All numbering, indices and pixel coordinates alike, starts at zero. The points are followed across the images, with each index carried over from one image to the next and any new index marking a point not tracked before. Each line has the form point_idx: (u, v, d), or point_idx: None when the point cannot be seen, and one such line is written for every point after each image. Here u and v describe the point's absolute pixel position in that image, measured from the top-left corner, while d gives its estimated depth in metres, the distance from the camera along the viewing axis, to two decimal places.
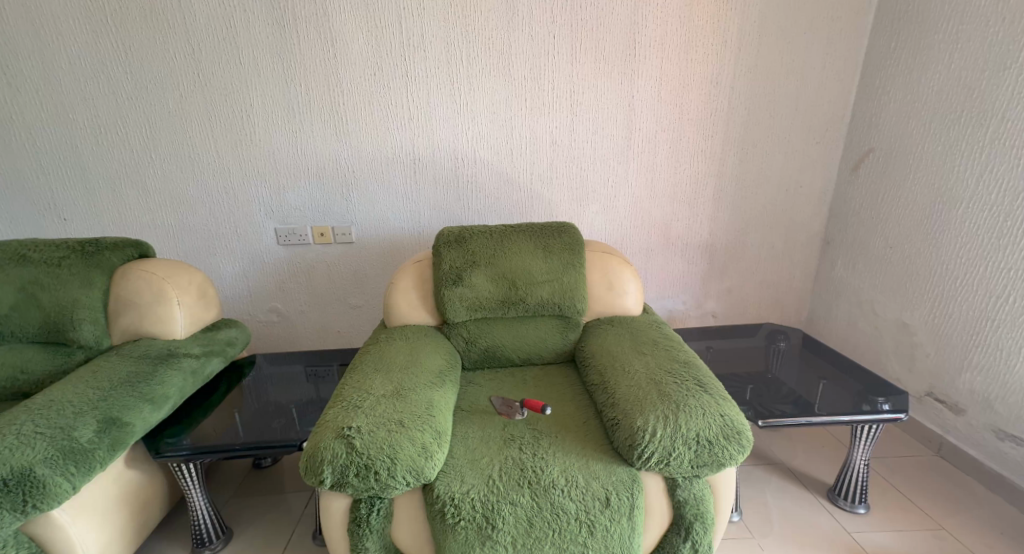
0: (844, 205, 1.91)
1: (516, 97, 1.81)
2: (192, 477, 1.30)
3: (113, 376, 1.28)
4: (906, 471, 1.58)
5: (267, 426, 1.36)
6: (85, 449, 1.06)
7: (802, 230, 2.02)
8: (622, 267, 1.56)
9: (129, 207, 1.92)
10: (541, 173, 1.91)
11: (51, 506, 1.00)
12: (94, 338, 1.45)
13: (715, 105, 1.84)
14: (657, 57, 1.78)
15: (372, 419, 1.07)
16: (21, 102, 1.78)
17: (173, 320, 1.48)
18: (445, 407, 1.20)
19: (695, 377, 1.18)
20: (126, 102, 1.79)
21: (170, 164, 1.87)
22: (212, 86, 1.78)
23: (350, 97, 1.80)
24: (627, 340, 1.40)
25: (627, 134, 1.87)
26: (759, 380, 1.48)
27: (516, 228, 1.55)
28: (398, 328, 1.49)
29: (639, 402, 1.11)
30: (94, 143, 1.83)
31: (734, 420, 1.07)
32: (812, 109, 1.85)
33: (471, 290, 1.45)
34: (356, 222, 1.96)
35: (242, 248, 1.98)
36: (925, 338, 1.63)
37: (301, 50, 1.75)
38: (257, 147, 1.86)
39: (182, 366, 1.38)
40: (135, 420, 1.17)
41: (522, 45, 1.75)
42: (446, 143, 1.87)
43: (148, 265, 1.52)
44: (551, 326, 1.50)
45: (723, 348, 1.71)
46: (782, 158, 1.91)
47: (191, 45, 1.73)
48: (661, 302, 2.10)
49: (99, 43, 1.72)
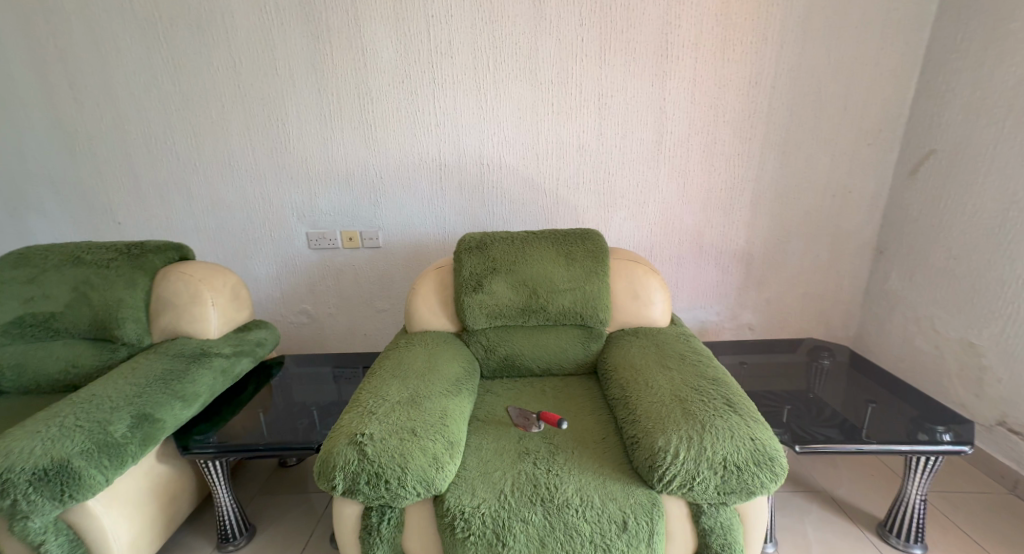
0: (900, 212, 1.76)
1: (543, 102, 1.78)
2: (218, 475, 1.33)
3: (150, 372, 1.33)
4: (971, 509, 1.42)
5: (290, 427, 1.38)
6: (118, 442, 1.10)
7: (849, 238, 1.88)
8: (648, 275, 1.49)
9: (175, 212, 2.02)
10: (567, 179, 1.87)
11: (86, 496, 1.03)
12: (137, 335, 1.51)
13: (755, 106, 1.74)
14: (691, 57, 1.70)
15: (386, 426, 1.06)
16: (84, 113, 1.91)
17: (208, 321, 1.54)
18: (460, 416, 1.18)
19: (722, 393, 1.11)
20: (174, 111, 1.88)
21: (212, 170, 1.95)
22: (251, 95, 1.85)
23: (379, 103, 1.83)
24: (652, 353, 1.34)
25: (657, 137, 1.79)
26: (798, 400, 1.38)
27: (540, 236, 1.52)
28: (418, 334, 1.49)
29: (660, 420, 1.05)
30: (147, 151, 1.94)
31: (766, 444, 0.98)
32: (862, 109, 1.72)
33: (491, 297, 1.43)
34: (384, 226, 1.99)
35: (276, 252, 2.05)
36: (996, 360, 1.46)
37: (333, 59, 1.79)
38: (290, 153, 1.91)
39: (213, 365, 1.43)
40: (167, 416, 1.21)
41: (549, 49, 1.72)
42: (472, 148, 1.86)
43: (186, 268, 1.59)
44: (572, 336, 1.46)
45: (758, 364, 1.61)
46: (828, 160, 1.79)
47: (233, 57, 1.81)
48: (692, 312, 2.01)
49: (151, 57, 1.83)
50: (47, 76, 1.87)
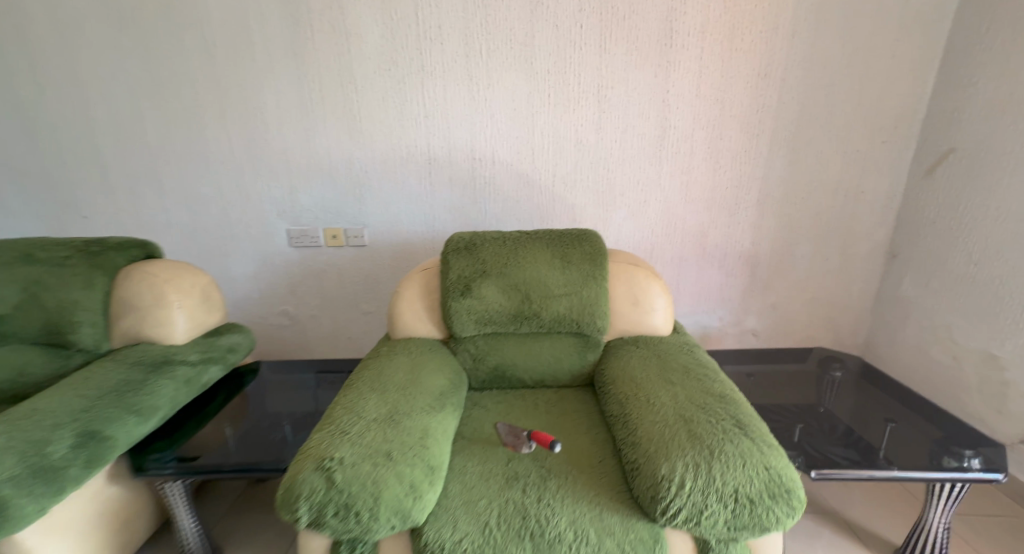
0: (915, 214, 1.66)
1: (539, 93, 1.67)
2: (179, 497, 1.22)
3: (104, 383, 1.21)
4: (991, 534, 1.33)
5: (260, 444, 1.27)
6: (57, 466, 0.97)
7: (860, 241, 1.78)
8: (649, 280, 1.38)
9: (147, 207, 1.89)
10: (564, 175, 1.76)
11: (14, 530, 0.89)
12: (94, 341, 1.39)
13: (763, 100, 1.64)
14: (697, 46, 1.60)
15: (359, 449, 0.95)
16: (47, 100, 1.78)
17: (173, 325, 1.43)
18: (443, 435, 1.07)
19: (730, 413, 1.01)
20: (144, 98, 1.76)
21: (186, 162, 1.83)
22: (227, 83, 1.73)
23: (365, 92, 1.71)
24: (654, 365, 1.24)
25: (660, 132, 1.69)
26: (808, 416, 1.30)
27: (534, 236, 1.41)
28: (401, 342, 1.39)
29: (664, 444, 0.94)
30: (115, 141, 1.82)
31: (783, 474, 0.88)
32: (877, 104, 1.62)
33: (480, 302, 1.33)
34: (370, 224, 1.88)
35: (256, 249, 1.93)
36: (1020, 375, 1.37)
37: (314, 45, 1.67)
38: (269, 145, 1.79)
39: (176, 375, 1.31)
40: (118, 434, 1.09)
41: (546, 36, 1.61)
42: (464, 142, 1.75)
43: (151, 267, 1.47)
44: (567, 345, 1.36)
45: (766, 376, 1.50)
46: (840, 158, 1.69)
47: (206, 41, 1.68)
48: (694, 317, 1.92)
49: (118, 40, 1.70)
50: (6, 59, 1.74)
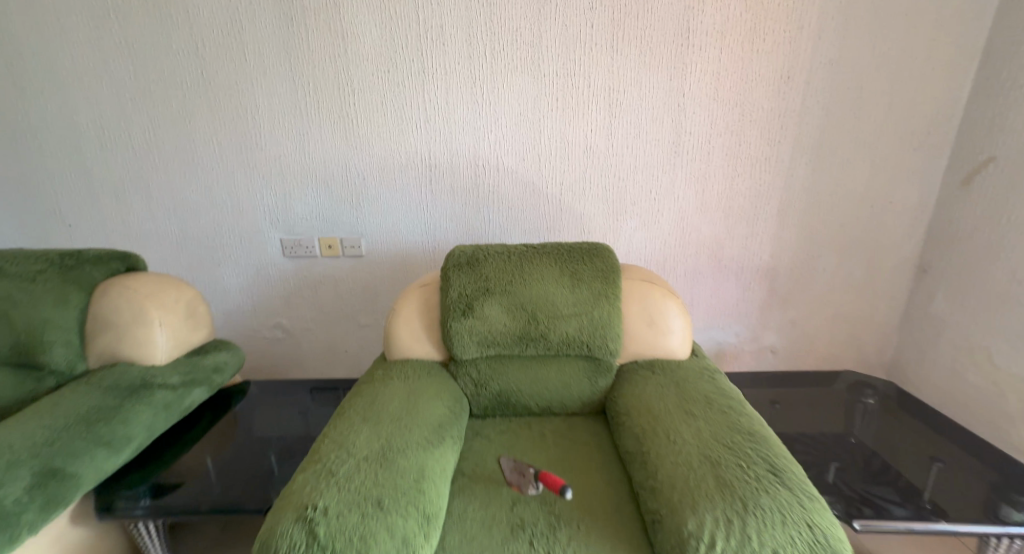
0: (948, 226, 1.55)
1: (546, 96, 1.57)
2: (152, 537, 1.12)
3: (72, 411, 1.12)
4: None
5: (243, 477, 1.18)
6: (9, 512, 0.87)
7: (888, 254, 1.67)
8: (666, 299, 1.28)
9: (133, 215, 1.80)
10: (573, 183, 1.66)
11: None
12: (67, 361, 1.30)
13: (785, 104, 1.53)
14: (715, 47, 1.49)
15: (346, 495, 0.85)
16: (28, 103, 1.69)
17: (153, 345, 1.33)
18: (441, 475, 0.97)
19: (762, 456, 0.91)
20: (128, 101, 1.66)
21: (173, 168, 1.73)
22: (216, 85, 1.63)
23: (361, 95, 1.62)
24: (672, 395, 1.13)
25: (674, 138, 1.58)
26: (840, 449, 1.21)
27: (541, 251, 1.30)
28: (397, 364, 1.29)
29: (688, 493, 0.84)
30: (98, 146, 1.72)
31: (826, 532, 0.77)
32: (908, 109, 1.52)
33: (482, 323, 1.23)
34: (367, 234, 1.78)
35: (247, 259, 1.83)
36: None
37: (308, 45, 1.58)
38: (260, 150, 1.70)
39: (153, 400, 1.22)
40: (83, 471, 0.99)
41: (554, 36, 1.51)
42: (466, 148, 1.65)
43: (131, 281, 1.37)
44: (577, 369, 1.25)
45: (795, 406, 1.38)
46: (867, 167, 1.58)
47: (194, 41, 1.59)
48: (709, 333, 1.81)
49: (101, 40, 1.61)
50: None
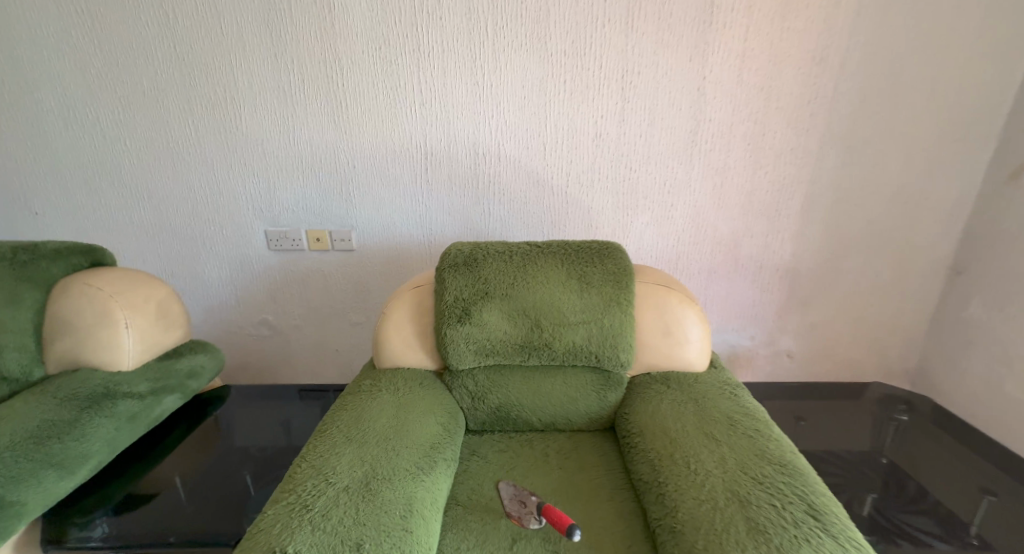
0: (988, 227, 1.42)
1: (553, 79, 1.43)
2: None
3: (21, 427, 1.01)
4: None
5: (214, 499, 1.07)
6: None
7: (920, 256, 1.55)
8: (683, 305, 1.15)
9: (103, 203, 1.66)
10: (580, 174, 1.53)
11: None
12: (22, 368, 1.18)
13: (816, 90, 1.39)
14: (741, 25, 1.35)
15: (321, 537, 0.75)
16: None
17: (118, 349, 1.20)
18: (432, 508, 0.86)
19: (797, 493, 0.80)
20: (95, 79, 1.52)
21: (146, 153, 1.59)
22: (191, 61, 1.49)
23: (351, 75, 1.48)
24: (691, 415, 1.02)
25: (693, 126, 1.45)
26: (872, 470, 1.13)
27: (545, 250, 1.18)
28: (387, 374, 1.17)
29: (715, 539, 0.73)
30: (63, 127, 1.58)
31: None
32: (950, 97, 1.38)
33: (480, 331, 1.11)
34: (358, 226, 1.65)
35: (228, 252, 1.71)
36: None
37: (292, 18, 1.43)
38: (241, 135, 1.56)
39: (115, 411, 1.11)
40: (28, 498, 0.89)
41: (563, 11, 1.36)
42: (465, 135, 1.52)
43: (93, 279, 1.25)
44: (584, 382, 1.14)
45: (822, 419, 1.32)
46: (902, 160, 1.45)
47: (166, 12, 1.44)
48: (722, 336, 1.69)
49: (63, 9, 1.45)
50: None
